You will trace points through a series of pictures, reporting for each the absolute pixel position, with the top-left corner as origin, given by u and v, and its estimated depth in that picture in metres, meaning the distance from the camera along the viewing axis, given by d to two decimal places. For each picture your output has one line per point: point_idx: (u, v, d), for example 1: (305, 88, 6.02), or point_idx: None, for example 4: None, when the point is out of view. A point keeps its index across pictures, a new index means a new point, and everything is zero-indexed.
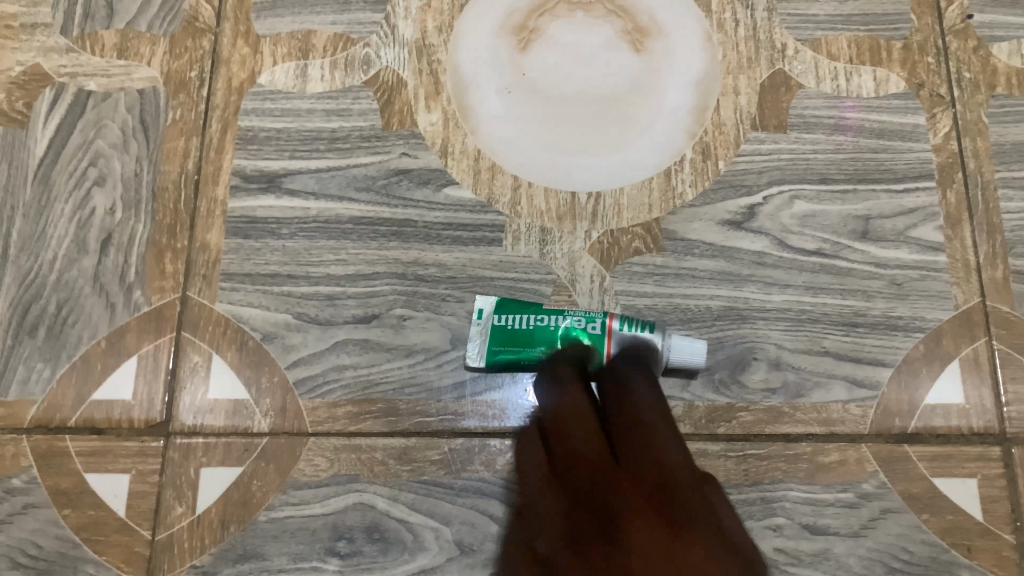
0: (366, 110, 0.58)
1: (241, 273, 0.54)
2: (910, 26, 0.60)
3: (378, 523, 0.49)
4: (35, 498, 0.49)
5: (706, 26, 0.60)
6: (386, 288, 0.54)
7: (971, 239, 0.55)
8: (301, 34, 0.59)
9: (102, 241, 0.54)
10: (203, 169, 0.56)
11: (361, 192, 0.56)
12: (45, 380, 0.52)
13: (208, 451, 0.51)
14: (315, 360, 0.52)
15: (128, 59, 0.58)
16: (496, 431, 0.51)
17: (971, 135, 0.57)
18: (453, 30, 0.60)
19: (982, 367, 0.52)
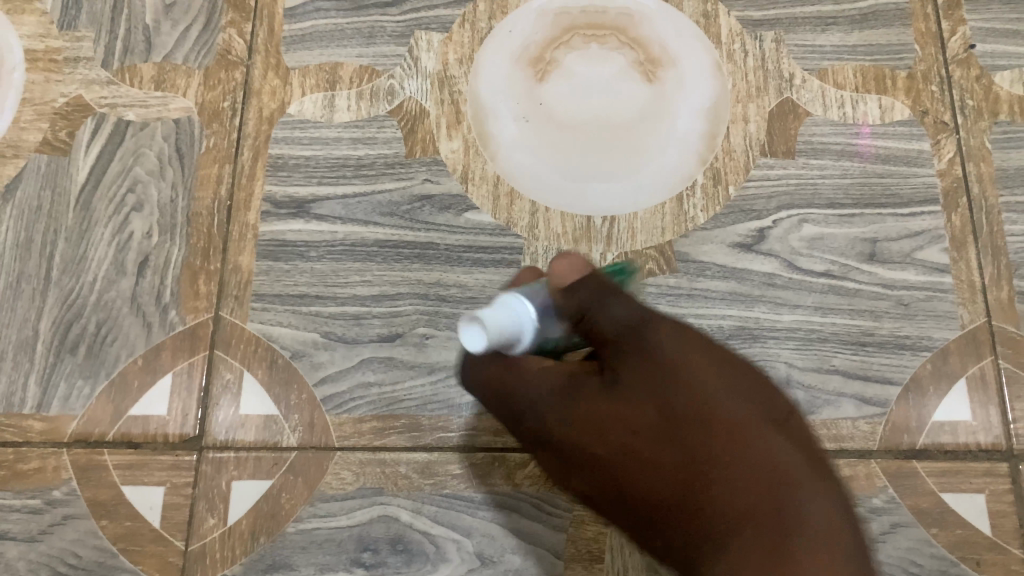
0: (391, 138, 0.60)
1: (271, 293, 0.57)
2: (914, 56, 0.62)
3: (401, 534, 0.51)
4: (74, 509, 0.52)
5: (716, 57, 0.62)
6: (409, 308, 0.56)
7: (976, 261, 0.57)
8: (328, 67, 0.62)
9: (140, 263, 0.57)
10: (236, 195, 0.59)
11: (386, 217, 0.58)
12: (85, 397, 0.54)
13: (239, 464, 0.53)
14: (341, 377, 0.55)
15: (165, 90, 0.61)
16: (515, 446, 0.53)
17: (975, 160, 0.59)
18: (473, 61, 0.62)
19: (988, 385, 0.54)
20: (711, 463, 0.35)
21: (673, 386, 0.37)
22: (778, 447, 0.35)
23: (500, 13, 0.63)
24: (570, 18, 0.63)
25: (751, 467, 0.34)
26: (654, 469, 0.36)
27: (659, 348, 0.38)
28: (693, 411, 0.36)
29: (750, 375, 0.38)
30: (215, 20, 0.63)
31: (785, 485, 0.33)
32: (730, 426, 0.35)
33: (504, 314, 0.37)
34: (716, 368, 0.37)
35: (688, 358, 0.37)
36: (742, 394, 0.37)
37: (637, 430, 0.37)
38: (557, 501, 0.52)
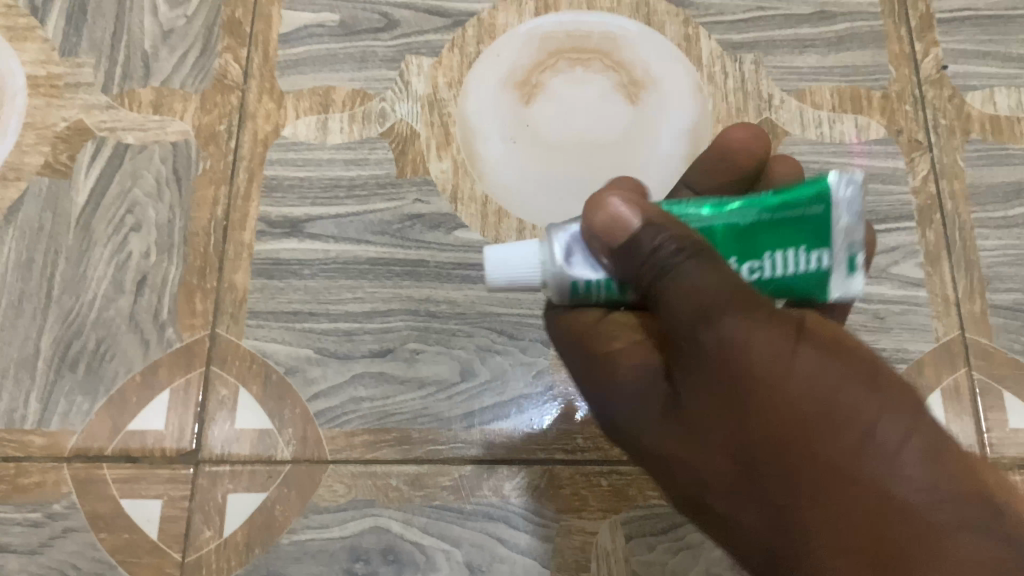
0: (382, 159, 0.62)
1: (265, 311, 0.58)
2: (889, 77, 0.64)
3: (392, 545, 0.53)
4: (74, 522, 0.53)
5: (697, 79, 0.64)
6: (400, 323, 0.58)
7: (949, 275, 0.59)
8: (321, 90, 0.64)
9: (138, 282, 0.59)
10: (231, 215, 0.61)
11: (378, 236, 0.60)
12: (84, 413, 0.55)
13: (234, 477, 0.54)
14: (334, 392, 0.56)
15: (163, 114, 0.63)
16: (503, 457, 0.55)
17: (948, 177, 0.61)
18: (462, 85, 0.64)
19: (962, 396, 0.56)
20: (851, 477, 0.31)
21: (772, 408, 0.32)
22: (918, 451, 0.31)
23: (488, 38, 0.65)
24: (555, 41, 0.65)
25: (888, 490, 0.31)
26: (757, 497, 0.33)
27: (750, 352, 0.32)
28: (808, 425, 0.32)
29: (858, 368, 0.33)
30: (211, 46, 0.65)
31: (936, 498, 0.31)
32: (860, 449, 0.32)
33: (521, 259, 0.37)
34: (815, 365, 0.33)
35: (785, 363, 0.32)
36: (859, 389, 0.33)
37: (755, 467, 0.33)
38: (544, 511, 0.54)
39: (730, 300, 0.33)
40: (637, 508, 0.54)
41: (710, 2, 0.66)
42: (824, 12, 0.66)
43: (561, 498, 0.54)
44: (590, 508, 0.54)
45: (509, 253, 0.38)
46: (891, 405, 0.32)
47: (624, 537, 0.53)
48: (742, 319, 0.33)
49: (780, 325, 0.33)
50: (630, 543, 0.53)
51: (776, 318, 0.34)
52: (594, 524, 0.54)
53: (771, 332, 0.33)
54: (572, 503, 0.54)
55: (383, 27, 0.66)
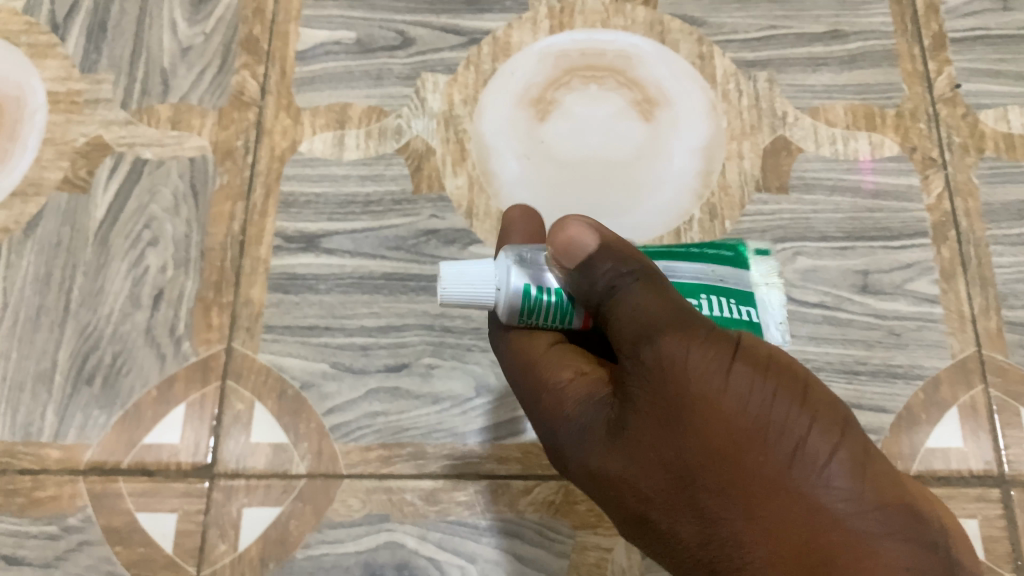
0: (398, 175, 0.63)
1: (281, 325, 0.58)
2: (902, 95, 0.64)
3: (408, 560, 0.53)
4: (89, 535, 0.53)
5: (710, 96, 0.64)
6: (415, 338, 0.58)
7: (964, 292, 0.59)
8: (338, 107, 0.65)
9: (154, 296, 0.59)
10: (248, 230, 0.61)
11: (393, 251, 0.60)
12: (100, 426, 0.56)
13: (249, 491, 0.54)
14: (349, 407, 0.56)
15: (180, 130, 0.64)
16: (519, 473, 0.55)
17: (962, 195, 0.61)
18: (477, 102, 0.64)
19: (979, 413, 0.56)
20: (779, 489, 0.32)
21: (709, 420, 0.33)
22: (843, 463, 0.33)
23: (502, 56, 0.66)
24: (569, 60, 0.65)
25: (811, 497, 0.32)
26: (694, 512, 0.33)
27: (688, 367, 0.34)
28: (739, 440, 0.33)
29: (795, 379, 0.35)
30: (229, 63, 0.66)
31: (852, 507, 0.32)
32: (790, 463, 0.33)
33: (477, 278, 0.39)
34: (752, 383, 0.34)
35: (723, 373, 0.34)
36: (792, 400, 0.34)
37: (696, 483, 0.33)
38: (559, 527, 0.54)
39: (673, 322, 0.35)
40: None
41: (724, 21, 0.67)
42: (837, 31, 0.66)
43: (577, 514, 0.54)
44: (606, 525, 0.54)
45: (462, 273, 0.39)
46: (819, 418, 0.33)
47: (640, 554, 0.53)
48: (681, 338, 0.35)
49: (719, 342, 0.35)
50: (646, 560, 0.53)
51: (712, 337, 0.35)
52: (610, 540, 0.54)
53: (712, 349, 0.34)
54: (586, 519, 0.54)
55: (398, 45, 0.66)
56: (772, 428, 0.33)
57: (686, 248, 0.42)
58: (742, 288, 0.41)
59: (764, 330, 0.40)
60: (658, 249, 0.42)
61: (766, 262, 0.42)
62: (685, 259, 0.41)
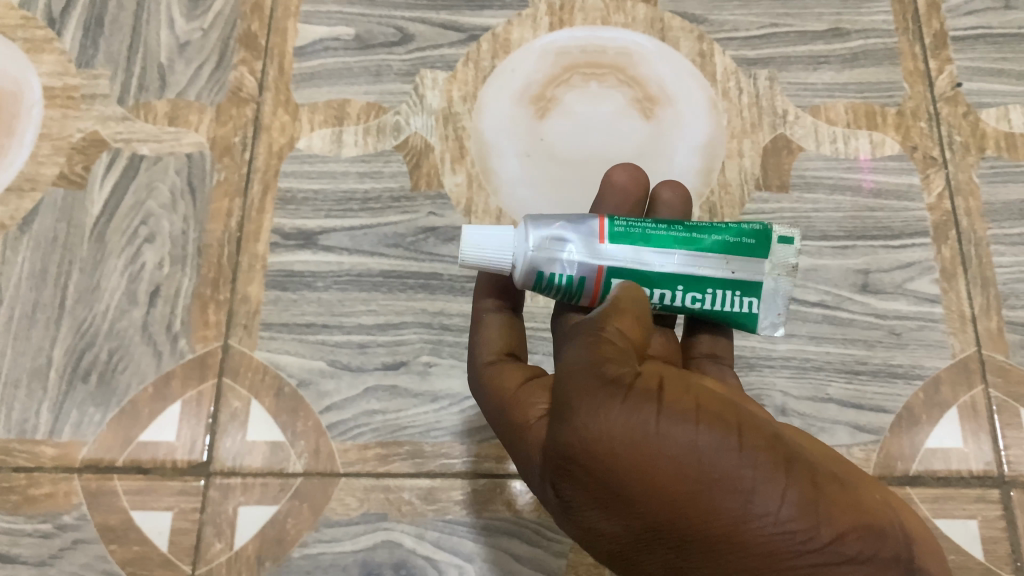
0: (397, 172, 0.62)
1: (279, 323, 0.58)
2: (903, 94, 0.64)
3: (405, 560, 0.53)
4: (84, 534, 0.53)
5: (711, 94, 0.64)
6: (413, 336, 0.58)
7: (965, 292, 0.58)
8: (336, 104, 0.64)
9: (151, 293, 0.59)
10: (246, 227, 0.61)
11: (391, 248, 0.60)
12: (96, 423, 0.55)
13: (245, 490, 0.54)
14: (347, 405, 0.56)
15: (178, 126, 0.63)
16: (517, 472, 0.55)
17: (964, 194, 0.61)
18: (477, 99, 0.64)
19: (979, 414, 0.56)
20: (730, 543, 0.31)
21: (647, 485, 0.32)
22: (792, 503, 0.31)
23: (502, 53, 0.65)
24: (569, 57, 0.65)
25: (766, 543, 0.31)
26: (660, 560, 0.33)
27: (613, 436, 0.33)
28: (678, 500, 0.32)
29: (727, 424, 0.33)
30: (227, 59, 0.65)
31: (809, 547, 0.31)
32: (736, 515, 0.31)
33: (494, 240, 0.40)
34: (682, 436, 0.32)
35: (649, 435, 0.32)
36: (726, 447, 0.32)
37: (654, 536, 0.33)
38: (557, 527, 0.54)
39: (587, 393, 0.34)
40: None
41: (724, 18, 0.66)
42: (838, 29, 0.66)
43: None
44: None
45: (484, 240, 0.40)
46: (758, 461, 0.32)
47: None
48: (598, 410, 0.33)
49: (640, 403, 0.33)
50: None
51: (632, 400, 0.34)
52: None
53: (633, 411, 0.33)
54: None
55: (398, 41, 0.66)
56: (710, 484, 0.31)
57: (711, 231, 0.42)
58: (755, 284, 0.42)
59: (759, 321, 0.43)
60: (685, 229, 0.42)
61: (786, 251, 0.42)
62: (711, 248, 0.42)
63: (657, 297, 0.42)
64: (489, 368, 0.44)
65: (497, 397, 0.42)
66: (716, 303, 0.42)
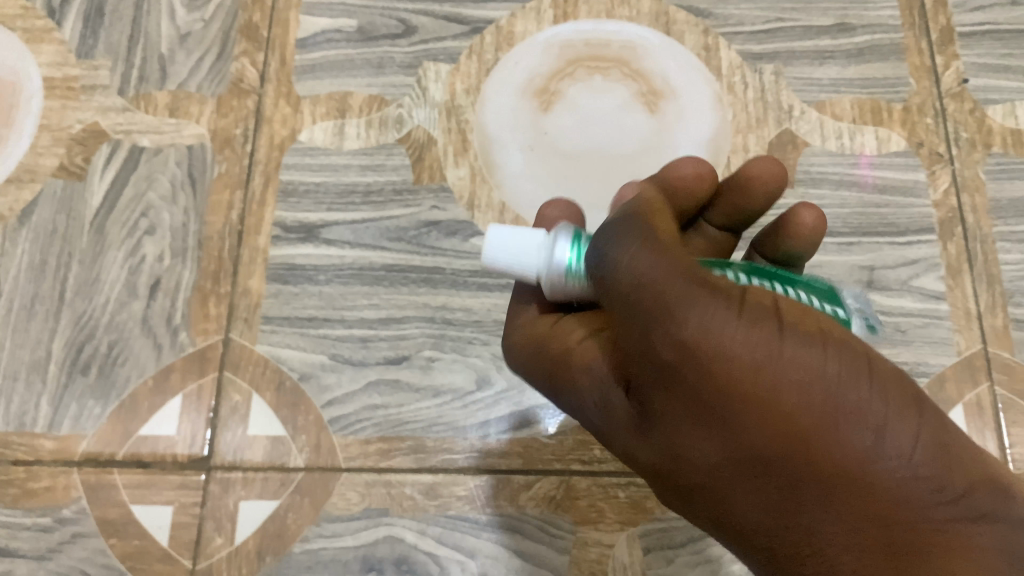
0: (399, 165, 0.62)
1: (280, 316, 0.58)
2: (909, 89, 0.64)
3: (407, 555, 0.53)
4: (83, 527, 0.53)
5: (716, 88, 0.64)
6: (416, 331, 0.57)
7: (971, 289, 0.58)
8: (339, 96, 0.64)
9: (151, 286, 0.58)
10: (247, 219, 0.60)
11: (393, 242, 0.60)
12: (96, 416, 0.55)
13: (246, 484, 0.54)
14: (348, 399, 0.56)
15: (178, 118, 0.63)
16: (519, 467, 0.54)
17: (969, 191, 0.61)
18: (480, 92, 0.64)
19: (984, 411, 0.56)
20: (855, 480, 0.28)
21: (762, 401, 0.29)
22: (926, 445, 0.29)
23: (506, 45, 0.65)
24: (574, 50, 0.64)
25: (893, 489, 0.28)
26: (752, 501, 0.30)
27: (728, 351, 0.29)
28: (799, 423, 0.29)
29: (855, 353, 0.30)
30: (228, 50, 0.65)
31: (942, 496, 0.28)
32: (864, 450, 0.28)
33: (518, 247, 0.40)
34: (802, 354, 0.30)
35: (772, 357, 0.29)
36: (857, 379, 0.29)
37: (752, 468, 0.30)
38: (561, 523, 0.53)
39: (689, 293, 0.30)
40: (655, 520, 0.54)
41: (730, 12, 0.66)
42: (844, 24, 0.66)
43: (579, 510, 0.54)
44: (608, 521, 0.53)
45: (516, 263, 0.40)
46: (890, 397, 0.29)
47: (642, 550, 0.53)
48: (706, 308, 0.30)
49: (756, 319, 0.30)
50: (648, 557, 0.53)
51: (748, 314, 0.30)
52: (611, 536, 0.53)
53: (751, 327, 0.30)
54: (588, 515, 0.54)
55: (400, 33, 0.65)
56: (838, 410, 0.29)
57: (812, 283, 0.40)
58: None
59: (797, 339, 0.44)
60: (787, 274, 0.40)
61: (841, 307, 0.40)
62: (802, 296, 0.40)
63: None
64: (517, 333, 0.42)
65: (529, 345, 0.41)
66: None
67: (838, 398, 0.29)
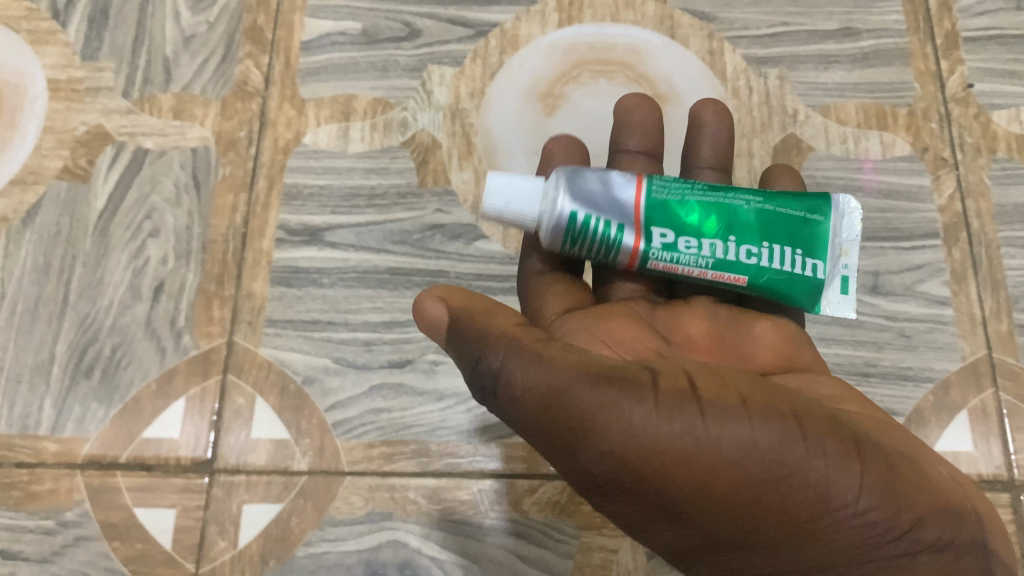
0: (403, 168, 0.62)
1: (284, 319, 0.58)
2: (914, 94, 0.64)
3: (410, 560, 0.53)
4: (87, 531, 0.52)
5: (721, 93, 0.64)
6: (419, 334, 0.57)
7: (975, 294, 0.58)
8: (343, 99, 0.64)
9: (154, 288, 0.58)
10: (250, 222, 0.60)
11: (397, 245, 0.60)
12: (99, 419, 0.55)
13: (250, 488, 0.53)
14: (352, 403, 0.56)
15: (182, 120, 0.63)
16: (523, 472, 0.54)
17: (974, 196, 0.61)
18: (485, 95, 0.64)
19: (989, 417, 0.55)
20: (810, 536, 0.31)
21: (709, 490, 0.30)
22: (869, 491, 0.31)
23: (511, 49, 0.65)
24: (578, 54, 0.64)
25: (846, 537, 0.31)
26: (715, 562, 0.33)
27: (660, 450, 0.31)
28: (752, 499, 0.30)
29: (781, 413, 0.32)
30: (232, 53, 0.65)
31: (891, 534, 0.31)
32: (814, 508, 0.30)
33: (520, 199, 0.41)
34: (739, 430, 0.31)
35: (702, 441, 0.31)
36: (790, 441, 0.31)
37: (717, 541, 0.32)
38: (565, 528, 0.53)
39: (607, 401, 0.31)
40: None
41: (734, 16, 0.66)
42: (849, 28, 0.65)
43: (583, 515, 0.54)
44: (612, 526, 0.53)
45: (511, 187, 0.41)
46: (826, 450, 0.31)
47: (645, 556, 0.53)
48: (632, 417, 0.31)
49: (679, 406, 0.31)
50: (652, 562, 0.53)
51: (670, 401, 0.32)
52: (616, 541, 0.53)
53: (675, 418, 0.31)
54: (592, 519, 0.54)
55: (405, 36, 0.65)
56: (783, 479, 0.30)
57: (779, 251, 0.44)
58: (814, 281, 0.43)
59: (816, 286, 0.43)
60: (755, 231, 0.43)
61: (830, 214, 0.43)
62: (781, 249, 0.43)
63: (709, 250, 0.41)
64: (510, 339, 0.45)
65: None
66: (774, 262, 0.42)
67: (777, 467, 0.30)
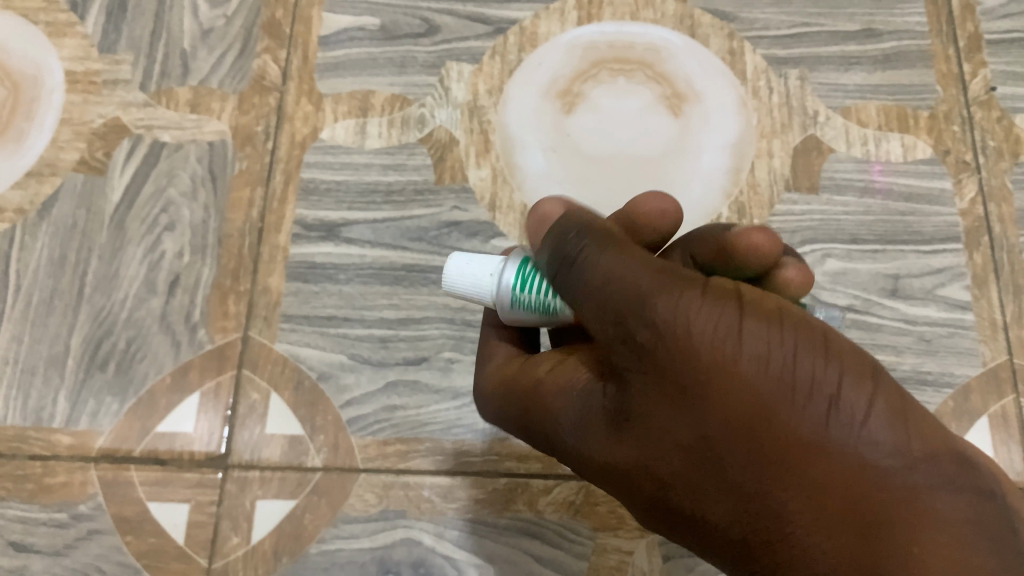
0: (420, 165, 0.61)
1: (299, 315, 0.57)
2: (936, 97, 0.63)
3: (424, 558, 0.52)
4: (100, 524, 0.52)
5: (741, 92, 0.63)
6: (435, 332, 0.57)
7: (997, 299, 0.58)
8: (361, 94, 0.63)
9: (170, 282, 0.58)
10: (267, 217, 0.60)
11: (414, 242, 0.59)
12: (113, 413, 0.55)
13: (264, 484, 0.53)
14: (367, 399, 0.55)
15: (199, 114, 0.62)
16: (539, 472, 0.54)
17: (996, 200, 0.60)
18: (503, 93, 0.63)
19: (1010, 423, 0.55)
20: (817, 450, 0.30)
21: (732, 379, 0.31)
22: (884, 412, 0.30)
23: (530, 46, 0.64)
24: (597, 52, 0.64)
25: (855, 458, 0.30)
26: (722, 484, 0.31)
27: (696, 330, 0.31)
28: (767, 398, 0.30)
29: (810, 328, 0.32)
30: (250, 47, 0.64)
31: (902, 462, 0.30)
32: (824, 419, 0.30)
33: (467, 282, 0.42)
34: (765, 332, 0.31)
35: (733, 332, 0.31)
36: (812, 353, 0.31)
37: (725, 452, 0.31)
38: (580, 529, 0.53)
39: (659, 285, 0.32)
40: None
41: (755, 16, 0.65)
42: (870, 30, 0.65)
43: (598, 516, 0.53)
44: (627, 528, 0.53)
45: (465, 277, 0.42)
46: (846, 369, 0.31)
47: (660, 557, 0.53)
48: (675, 300, 0.32)
49: (720, 298, 0.32)
50: (667, 563, 0.53)
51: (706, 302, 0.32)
52: (631, 543, 0.53)
53: (716, 307, 0.32)
54: (608, 520, 0.53)
55: (423, 32, 0.65)
56: (799, 384, 0.30)
57: None
58: None
59: None
60: None
61: None
62: None
63: None
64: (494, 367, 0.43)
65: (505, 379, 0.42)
66: None
67: (797, 371, 0.31)
